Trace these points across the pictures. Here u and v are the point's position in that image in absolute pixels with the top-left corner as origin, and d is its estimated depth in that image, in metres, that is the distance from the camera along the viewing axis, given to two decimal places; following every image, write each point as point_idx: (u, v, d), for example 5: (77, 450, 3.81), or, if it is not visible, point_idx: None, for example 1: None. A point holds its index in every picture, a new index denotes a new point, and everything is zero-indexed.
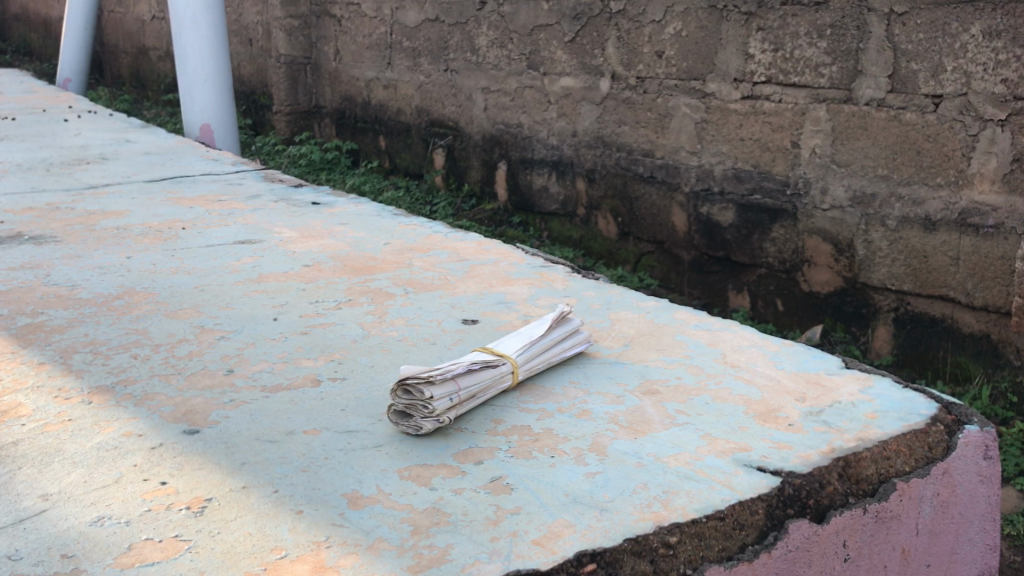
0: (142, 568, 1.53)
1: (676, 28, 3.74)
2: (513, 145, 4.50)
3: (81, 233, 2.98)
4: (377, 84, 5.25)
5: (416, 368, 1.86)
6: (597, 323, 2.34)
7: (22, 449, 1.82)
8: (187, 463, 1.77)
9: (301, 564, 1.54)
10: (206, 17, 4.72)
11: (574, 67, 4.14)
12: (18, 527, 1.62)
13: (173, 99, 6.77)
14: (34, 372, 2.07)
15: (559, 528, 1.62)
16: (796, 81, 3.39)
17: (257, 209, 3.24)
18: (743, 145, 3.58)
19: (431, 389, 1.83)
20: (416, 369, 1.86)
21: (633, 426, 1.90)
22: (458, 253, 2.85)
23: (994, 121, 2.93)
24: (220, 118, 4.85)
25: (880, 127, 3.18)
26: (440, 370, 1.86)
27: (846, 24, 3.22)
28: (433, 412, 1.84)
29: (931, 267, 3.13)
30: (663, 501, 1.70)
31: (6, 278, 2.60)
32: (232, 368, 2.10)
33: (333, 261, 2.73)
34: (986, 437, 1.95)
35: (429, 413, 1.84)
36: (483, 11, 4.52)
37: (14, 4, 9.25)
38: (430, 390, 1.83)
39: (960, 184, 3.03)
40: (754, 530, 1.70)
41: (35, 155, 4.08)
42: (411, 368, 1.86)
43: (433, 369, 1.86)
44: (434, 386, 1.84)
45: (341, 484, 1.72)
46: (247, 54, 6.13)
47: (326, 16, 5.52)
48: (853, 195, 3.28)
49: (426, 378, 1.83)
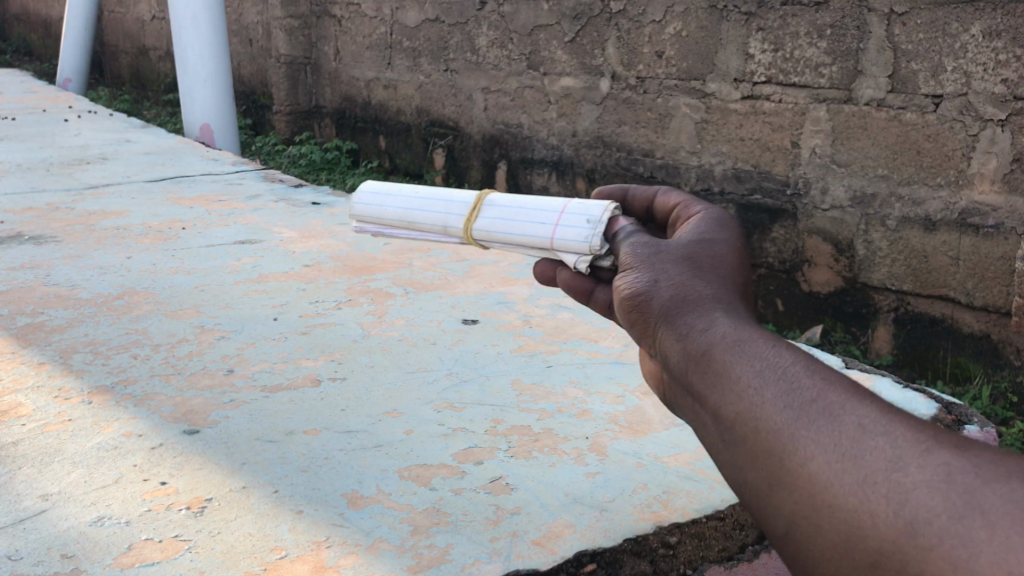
0: (142, 568, 1.53)
1: (676, 28, 3.73)
2: (513, 146, 4.49)
3: (81, 233, 2.98)
4: (377, 84, 5.25)
5: (370, 190, 1.77)
6: (597, 323, 2.34)
7: (22, 449, 1.81)
8: (187, 463, 1.77)
9: (301, 564, 1.54)
10: (206, 18, 4.73)
11: (574, 67, 4.14)
12: (18, 527, 1.61)
13: (173, 100, 6.78)
14: (33, 372, 2.07)
15: (560, 528, 1.62)
16: (796, 81, 3.38)
17: (257, 209, 3.24)
18: (743, 145, 3.57)
19: (522, 246, 1.58)
20: (382, 202, 1.73)
21: (633, 426, 1.90)
22: (458, 253, 2.84)
23: (994, 121, 2.92)
24: (220, 118, 4.84)
25: (880, 127, 3.17)
26: (441, 195, 1.69)
27: (846, 24, 3.20)
28: (607, 272, 1.48)
29: (931, 267, 3.11)
30: (662, 501, 1.70)
31: (6, 278, 2.60)
32: (232, 368, 2.10)
33: (333, 262, 2.73)
34: (987, 438, 1.95)
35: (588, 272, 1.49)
36: (483, 11, 4.52)
37: (14, 4, 9.24)
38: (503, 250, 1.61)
39: (961, 184, 3.02)
40: (755, 530, 1.70)
41: (35, 155, 4.08)
42: (378, 206, 1.74)
43: (403, 192, 1.73)
44: (577, 222, 1.51)
45: (340, 484, 1.72)
46: (247, 54, 6.14)
47: (326, 16, 5.51)
48: (853, 195, 3.26)
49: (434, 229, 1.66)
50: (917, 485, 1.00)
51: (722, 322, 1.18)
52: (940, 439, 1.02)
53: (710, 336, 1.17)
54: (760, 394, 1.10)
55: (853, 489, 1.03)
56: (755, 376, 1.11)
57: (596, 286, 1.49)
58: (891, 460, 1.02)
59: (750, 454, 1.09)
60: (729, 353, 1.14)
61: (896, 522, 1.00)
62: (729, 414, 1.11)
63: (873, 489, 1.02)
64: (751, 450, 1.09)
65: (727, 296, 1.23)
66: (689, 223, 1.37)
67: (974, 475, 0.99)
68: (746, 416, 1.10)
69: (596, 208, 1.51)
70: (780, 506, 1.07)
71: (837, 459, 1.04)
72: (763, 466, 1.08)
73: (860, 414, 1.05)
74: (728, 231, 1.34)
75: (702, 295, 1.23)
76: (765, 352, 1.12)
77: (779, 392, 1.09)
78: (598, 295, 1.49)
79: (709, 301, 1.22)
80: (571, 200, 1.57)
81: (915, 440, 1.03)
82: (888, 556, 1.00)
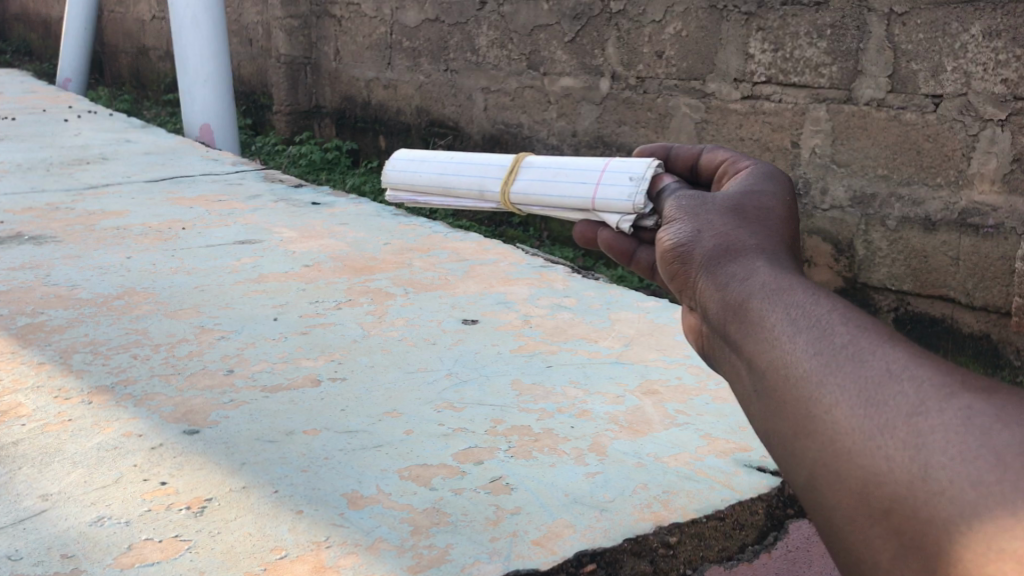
0: (142, 568, 1.53)
1: (676, 28, 3.73)
2: (513, 146, 4.50)
3: (81, 233, 2.98)
4: (377, 84, 5.24)
5: (405, 158, 1.90)
6: (598, 324, 2.34)
7: (22, 450, 1.81)
8: (187, 463, 1.77)
9: (301, 564, 1.54)
10: (206, 18, 4.73)
11: (574, 67, 4.14)
12: (18, 527, 1.61)
13: (173, 100, 6.78)
14: (33, 372, 2.07)
15: (559, 528, 1.62)
16: (796, 81, 3.37)
17: (258, 209, 3.24)
18: (743, 145, 3.57)
19: (560, 207, 1.63)
20: (417, 168, 1.86)
21: (633, 426, 1.91)
22: (459, 253, 2.84)
23: (994, 121, 2.92)
24: (220, 118, 4.84)
25: (880, 127, 3.16)
26: (479, 160, 1.77)
27: (846, 24, 3.19)
28: (652, 232, 1.49)
29: (931, 267, 3.11)
30: (662, 501, 1.70)
31: (6, 278, 2.60)
32: (232, 368, 2.10)
33: (333, 262, 2.73)
34: None
35: (630, 233, 1.50)
36: (483, 11, 4.52)
37: (14, 4, 9.24)
38: (541, 212, 1.67)
39: (960, 184, 3.02)
40: (754, 530, 1.72)
41: (35, 155, 4.08)
42: (413, 172, 1.86)
43: (438, 159, 1.84)
44: (619, 179, 1.54)
45: (340, 484, 1.72)
46: (247, 54, 6.14)
47: (326, 16, 5.51)
48: (853, 195, 3.26)
49: (470, 192, 1.74)
50: (935, 427, 0.97)
51: (758, 274, 1.18)
52: (967, 384, 0.99)
53: (748, 285, 1.17)
54: (792, 339, 1.09)
55: (873, 434, 1.00)
56: (789, 322, 1.10)
57: (638, 248, 1.50)
58: (913, 404, 0.99)
59: (778, 401, 1.08)
60: (764, 302, 1.14)
61: (912, 467, 0.97)
62: (760, 362, 1.11)
63: (891, 433, 0.99)
64: (778, 398, 1.08)
65: (767, 251, 1.22)
66: (738, 182, 1.36)
67: (993, 415, 0.95)
68: (777, 362, 1.09)
69: (638, 165, 1.54)
70: (803, 456, 1.05)
71: (860, 406, 1.02)
72: (789, 415, 1.06)
73: (887, 358, 1.03)
74: (778, 191, 1.33)
75: (742, 251, 1.22)
76: (800, 298, 1.12)
77: (810, 337, 1.08)
78: (640, 256, 1.49)
79: (748, 256, 1.21)
80: (612, 160, 1.62)
81: (940, 385, 0.99)
82: (903, 502, 0.97)
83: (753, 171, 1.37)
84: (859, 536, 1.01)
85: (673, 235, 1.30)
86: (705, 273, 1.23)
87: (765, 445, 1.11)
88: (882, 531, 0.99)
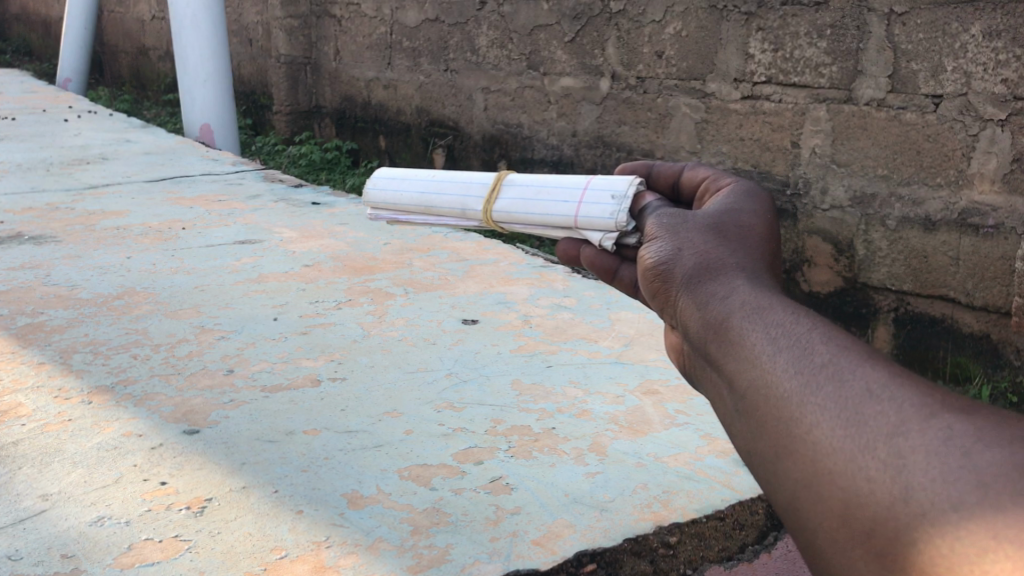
0: (142, 568, 1.53)
1: (676, 28, 3.73)
2: (513, 146, 4.50)
3: (81, 234, 2.98)
4: (377, 84, 5.24)
5: (386, 176, 1.82)
6: (598, 324, 2.34)
7: (23, 449, 1.81)
8: (187, 463, 1.77)
9: (301, 564, 1.54)
10: (206, 18, 4.73)
11: (574, 67, 4.14)
12: (18, 527, 1.61)
13: (173, 100, 6.78)
14: (34, 372, 2.07)
15: (559, 528, 1.62)
16: (796, 81, 3.37)
17: (257, 209, 3.24)
18: (743, 145, 3.57)
19: (543, 225, 1.61)
20: (398, 187, 1.78)
21: (633, 426, 1.91)
22: (458, 253, 2.84)
23: (994, 121, 2.92)
24: (220, 118, 4.84)
25: (880, 127, 3.16)
26: (460, 179, 1.73)
27: (846, 24, 3.20)
28: (634, 250, 1.49)
29: (931, 267, 3.11)
30: (663, 501, 1.70)
31: (6, 278, 2.60)
32: (232, 368, 2.10)
33: (333, 262, 2.73)
34: None
35: (613, 250, 1.51)
36: (483, 11, 4.52)
37: (14, 4, 9.24)
38: (523, 232, 1.64)
39: (960, 184, 3.01)
40: (754, 530, 1.70)
41: (34, 155, 4.08)
42: (394, 190, 1.78)
43: (419, 176, 1.78)
44: (601, 198, 1.53)
45: (340, 484, 1.72)
46: (247, 54, 6.14)
47: (326, 16, 5.51)
48: (853, 195, 3.26)
49: (453, 211, 1.70)
50: (916, 448, 0.97)
51: (738, 292, 1.18)
52: (946, 404, 0.99)
53: (727, 304, 1.17)
54: (771, 358, 1.09)
55: (853, 455, 1.00)
56: (768, 341, 1.10)
57: (621, 265, 1.51)
58: (893, 424, 0.99)
59: (758, 421, 1.08)
60: (744, 321, 1.13)
61: (892, 488, 0.97)
62: (740, 382, 1.10)
63: (872, 454, 0.99)
64: (758, 417, 1.08)
65: (747, 269, 1.22)
66: (720, 200, 1.36)
67: (974, 435, 0.96)
68: (758, 382, 1.08)
69: (620, 183, 1.54)
70: (785, 475, 1.05)
71: (840, 425, 1.01)
72: (770, 434, 1.06)
73: (867, 377, 1.02)
74: (760, 209, 1.33)
75: (722, 270, 1.22)
76: (779, 317, 1.11)
77: (791, 356, 1.07)
78: (623, 274, 1.51)
79: (728, 274, 1.21)
80: (594, 178, 1.60)
81: (920, 405, 0.99)
82: (884, 523, 0.97)
83: (735, 189, 1.37)
84: (840, 556, 1.01)
85: (655, 253, 1.30)
86: (686, 291, 1.23)
87: (746, 463, 1.11)
88: (863, 552, 0.99)
